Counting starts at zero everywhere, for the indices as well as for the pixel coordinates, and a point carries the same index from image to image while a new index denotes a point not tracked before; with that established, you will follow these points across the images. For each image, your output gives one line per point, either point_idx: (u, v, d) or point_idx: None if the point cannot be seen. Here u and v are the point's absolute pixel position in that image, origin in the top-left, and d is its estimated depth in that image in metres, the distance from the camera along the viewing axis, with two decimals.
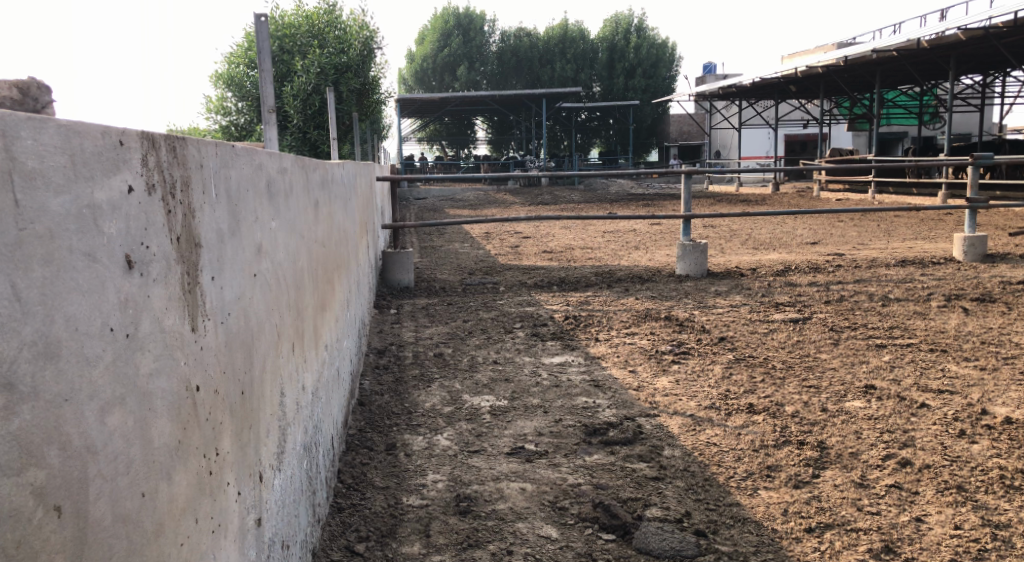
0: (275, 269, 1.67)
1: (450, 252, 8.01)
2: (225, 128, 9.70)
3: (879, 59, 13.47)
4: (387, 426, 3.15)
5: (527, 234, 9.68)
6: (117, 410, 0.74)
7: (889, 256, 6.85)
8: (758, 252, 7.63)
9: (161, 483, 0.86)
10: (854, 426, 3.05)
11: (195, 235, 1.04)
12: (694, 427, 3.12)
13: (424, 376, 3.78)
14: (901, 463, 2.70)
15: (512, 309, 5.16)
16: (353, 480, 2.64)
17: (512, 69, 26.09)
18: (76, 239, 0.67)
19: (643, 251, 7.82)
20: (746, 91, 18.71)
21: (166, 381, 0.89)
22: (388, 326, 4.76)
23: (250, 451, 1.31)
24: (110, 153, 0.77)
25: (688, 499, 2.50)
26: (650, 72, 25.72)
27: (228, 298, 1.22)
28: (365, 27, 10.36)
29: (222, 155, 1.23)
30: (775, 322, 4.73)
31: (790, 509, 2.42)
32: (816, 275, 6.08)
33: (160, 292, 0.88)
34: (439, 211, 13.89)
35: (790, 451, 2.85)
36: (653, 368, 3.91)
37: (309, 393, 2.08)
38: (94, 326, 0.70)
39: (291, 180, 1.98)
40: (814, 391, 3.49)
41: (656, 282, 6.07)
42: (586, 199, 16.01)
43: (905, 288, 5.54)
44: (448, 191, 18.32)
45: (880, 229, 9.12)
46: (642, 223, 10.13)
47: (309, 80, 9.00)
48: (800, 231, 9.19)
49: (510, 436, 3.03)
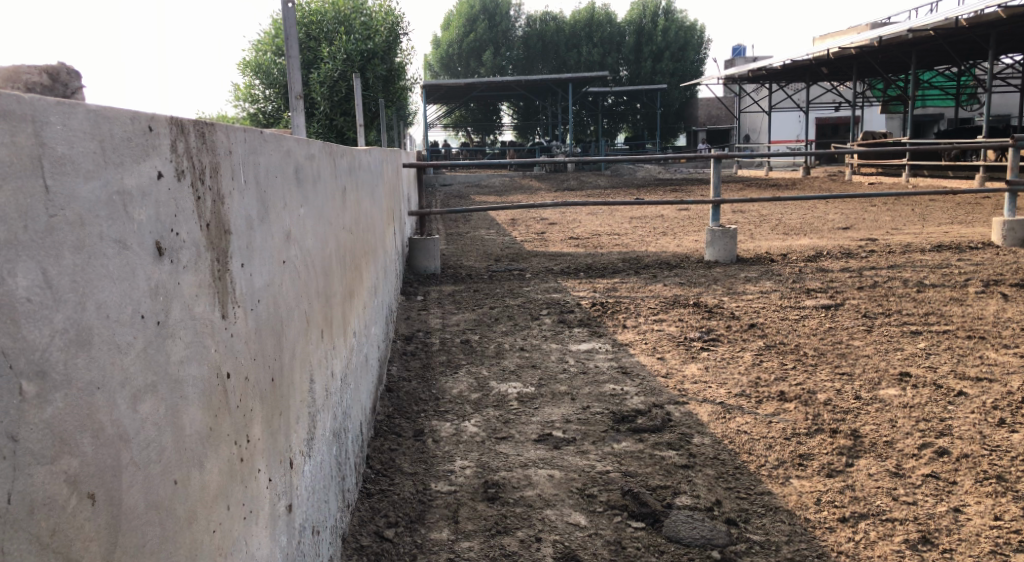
0: (304, 256, 1.67)
1: (477, 238, 8.00)
2: (253, 116, 9.75)
3: (915, 39, 13.15)
4: (415, 412, 3.16)
5: (554, 220, 9.64)
6: (149, 398, 0.74)
7: (923, 241, 6.72)
8: (788, 237, 7.52)
9: (193, 471, 0.86)
10: (889, 415, 2.99)
11: (224, 221, 1.04)
12: (724, 414, 3.08)
13: (451, 363, 3.79)
14: (937, 452, 2.65)
15: (539, 295, 5.14)
16: (382, 465, 2.65)
17: (538, 54, 25.91)
18: (106, 226, 0.67)
19: (671, 237, 7.75)
20: (777, 73, 18.40)
21: (196, 367, 0.89)
22: (415, 313, 4.77)
23: (280, 438, 1.31)
24: (139, 139, 0.76)
25: (719, 487, 2.47)
26: (678, 55, 25.41)
27: (257, 285, 1.21)
28: (391, 13, 10.34)
29: (250, 141, 1.23)
30: (806, 309, 4.66)
31: (823, 498, 2.39)
32: (849, 261, 5.98)
33: (189, 279, 0.88)
34: (465, 197, 13.89)
35: (822, 439, 2.80)
36: (681, 355, 3.87)
37: (338, 379, 2.09)
38: (125, 314, 0.70)
39: (319, 167, 1.98)
40: (847, 378, 3.43)
41: (684, 268, 6.00)
42: (612, 185, 15.89)
43: (941, 273, 5.42)
44: (473, 177, 18.32)
45: (914, 213, 8.95)
46: (669, 209, 10.04)
47: (336, 67, 9.01)
48: (831, 216, 9.05)
49: (538, 423, 3.02)
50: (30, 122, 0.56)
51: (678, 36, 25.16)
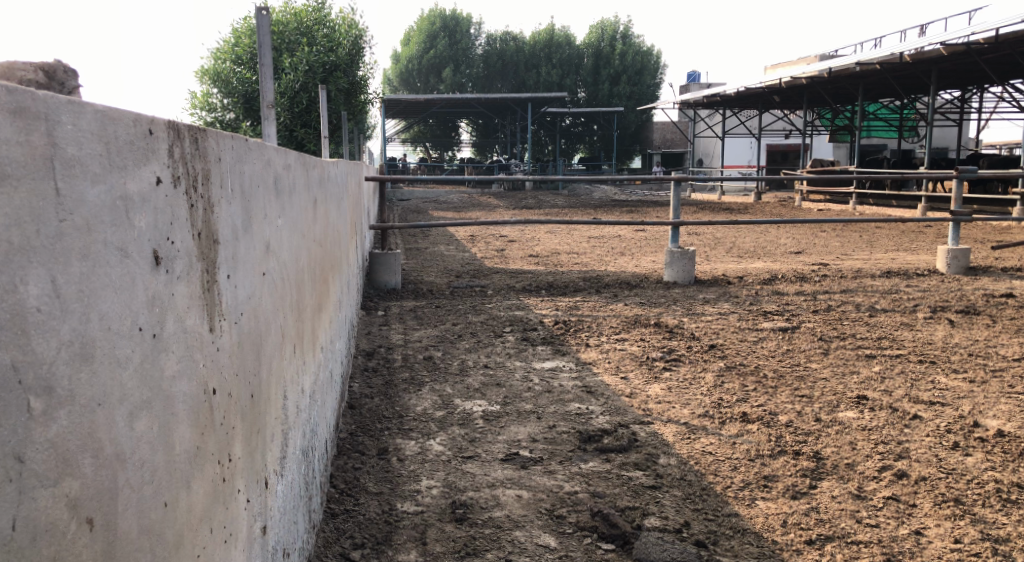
0: (281, 267, 1.62)
1: (436, 254, 7.96)
2: (209, 124, 9.53)
3: (863, 72, 13.61)
4: (379, 430, 3.09)
5: (513, 238, 9.64)
6: (145, 416, 0.69)
7: (873, 267, 6.90)
8: (743, 260, 7.66)
9: (182, 492, 0.81)
10: (848, 437, 3.05)
11: (214, 232, 1.00)
12: (688, 435, 3.10)
13: (414, 379, 3.73)
14: (897, 475, 2.70)
15: (501, 313, 5.12)
16: (346, 485, 2.59)
17: (498, 73, 26.09)
18: (110, 233, 0.63)
19: (629, 258, 7.83)
20: (731, 100, 18.82)
21: (187, 383, 0.84)
22: (376, 328, 4.71)
23: (258, 456, 1.26)
24: (141, 142, 0.72)
25: (687, 509, 2.47)
26: (635, 79, 25.83)
27: (241, 298, 1.17)
28: (354, 26, 10.28)
29: (238, 147, 1.19)
30: (764, 331, 4.74)
31: (789, 520, 2.41)
32: (803, 284, 6.11)
33: (183, 290, 0.84)
34: (423, 212, 13.85)
35: (785, 461, 2.84)
36: (644, 375, 3.89)
37: (308, 394, 2.03)
38: (124, 325, 0.65)
39: (294, 177, 1.93)
40: (807, 400, 3.48)
41: (644, 288, 6.05)
42: (570, 204, 16.00)
43: (891, 299, 5.57)
44: (431, 192, 18.28)
45: (862, 240, 9.21)
46: (627, 231, 10.15)
47: (297, 78, 8.92)
48: (784, 240, 9.26)
49: (504, 442, 2.99)
50: (41, 118, 0.52)
51: (635, 61, 25.59)
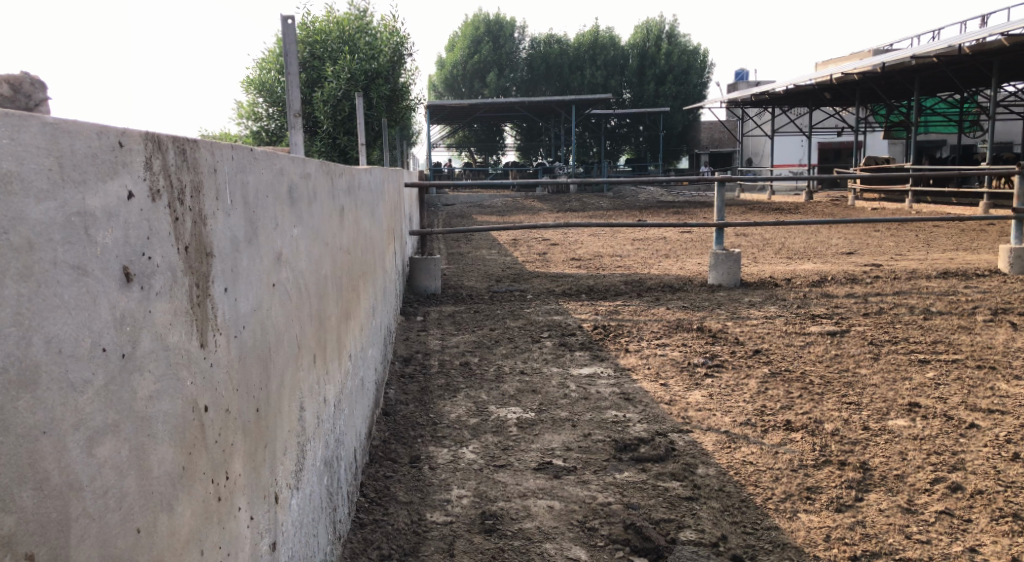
0: (297, 278, 1.60)
1: (478, 258, 7.96)
2: (256, 133, 9.72)
3: (919, 66, 13.16)
4: (412, 437, 3.08)
5: (556, 241, 9.57)
6: (109, 439, 0.67)
7: (929, 267, 6.64)
8: (792, 261, 7.45)
9: (163, 514, 0.79)
10: (898, 447, 2.91)
11: (206, 245, 0.98)
12: (729, 444, 3.00)
13: (449, 386, 3.71)
14: (950, 488, 2.57)
15: (540, 318, 5.07)
16: (377, 494, 2.57)
17: (542, 77, 26.06)
18: (62, 251, 0.61)
19: (673, 260, 7.69)
20: (780, 98, 18.43)
21: (168, 404, 0.82)
22: (414, 334, 4.70)
23: (265, 473, 1.24)
24: (108, 155, 0.70)
25: (724, 521, 2.39)
26: (681, 78, 25.49)
27: (243, 311, 1.15)
28: (396, 33, 10.34)
29: (238, 158, 1.17)
30: (811, 335, 4.59)
31: (832, 534, 2.31)
32: (854, 286, 5.91)
33: (163, 307, 0.81)
34: (467, 217, 13.88)
35: (830, 472, 2.72)
36: (685, 381, 3.79)
37: (331, 406, 2.01)
38: (83, 347, 0.63)
39: (315, 187, 1.92)
40: (855, 408, 3.34)
41: (687, 292, 5.93)
42: (615, 207, 15.86)
43: (948, 301, 5.34)
44: (476, 197, 18.36)
45: (918, 239, 8.88)
46: (672, 233, 10.00)
47: (340, 86, 9.04)
48: (835, 241, 8.99)
49: (537, 450, 2.94)
50: None
51: (681, 60, 25.25)
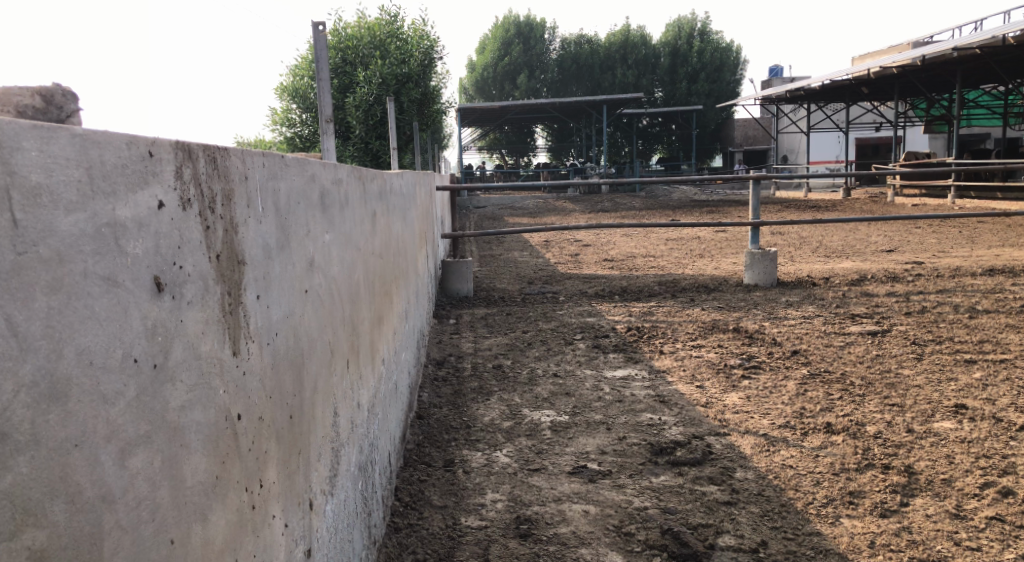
0: (329, 284, 1.61)
1: (510, 261, 7.94)
2: (290, 140, 9.85)
3: (961, 58, 12.83)
4: (446, 441, 3.07)
5: (588, 242, 9.52)
6: (142, 450, 0.66)
7: (973, 264, 6.47)
8: (830, 260, 7.31)
9: (195, 524, 0.78)
10: (945, 450, 2.83)
11: (238, 253, 0.97)
12: (767, 447, 2.94)
13: (483, 389, 3.70)
14: (1001, 493, 2.48)
15: (573, 319, 5.04)
16: (411, 498, 2.56)
17: (572, 77, 26.00)
18: (92, 262, 0.61)
19: (708, 260, 7.61)
20: (816, 94, 18.12)
21: (201, 412, 0.81)
22: (447, 337, 4.70)
23: (299, 479, 1.24)
24: (138, 165, 0.70)
25: (764, 526, 2.34)
26: (714, 76, 25.21)
27: (276, 317, 1.15)
28: (426, 37, 10.37)
29: (269, 166, 1.17)
30: (851, 335, 4.49)
31: (877, 540, 2.25)
32: (895, 285, 5.77)
33: (194, 316, 0.81)
34: (499, 219, 13.89)
35: (874, 476, 2.65)
36: (721, 383, 3.73)
37: (365, 410, 2.01)
38: (114, 358, 0.63)
39: (347, 192, 1.92)
40: (898, 409, 3.26)
41: (722, 292, 5.84)
42: (647, 207, 15.75)
43: (994, 299, 5.19)
44: (507, 199, 18.37)
45: (961, 236, 8.67)
46: (706, 232, 9.89)
47: (371, 91, 9.12)
48: (874, 238, 8.81)
49: (572, 454, 2.91)
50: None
51: (714, 57, 24.97)
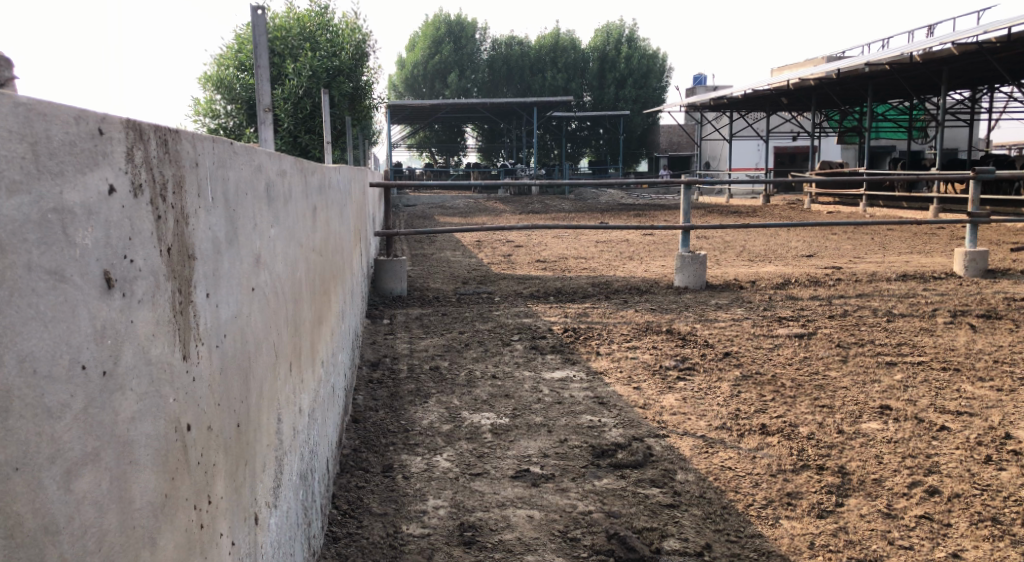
0: (274, 282, 1.51)
1: (443, 260, 7.85)
2: (214, 131, 9.49)
3: (873, 73, 13.44)
4: (384, 445, 2.98)
5: (519, 243, 9.52)
6: (89, 471, 0.57)
7: (888, 270, 6.77)
8: (755, 264, 7.52)
9: (144, 549, 0.69)
10: (874, 450, 2.91)
11: (189, 247, 0.88)
12: (706, 449, 2.97)
13: (420, 391, 3.61)
14: (928, 492, 2.57)
15: (509, 320, 5.00)
16: (349, 505, 2.47)
17: (503, 78, 26.04)
18: (37, 253, 0.52)
19: (638, 262, 7.71)
20: (739, 103, 18.67)
21: (151, 424, 0.72)
22: (381, 337, 4.59)
23: (245, 492, 1.14)
24: (87, 144, 0.61)
25: (707, 529, 2.35)
26: (641, 82, 25.69)
27: (224, 318, 1.06)
28: (358, 30, 10.15)
29: (219, 153, 1.08)
30: (779, 337, 4.61)
31: (816, 541, 2.29)
32: (817, 289, 5.97)
33: (145, 316, 0.72)
34: (429, 218, 13.76)
35: (809, 476, 2.71)
36: (658, 385, 3.75)
37: (306, 416, 1.91)
38: (59, 365, 0.54)
39: (290, 185, 1.82)
40: (828, 410, 3.35)
41: (654, 294, 5.91)
42: (577, 209, 15.93)
43: (908, 303, 5.43)
44: (437, 198, 18.23)
45: (875, 243, 9.06)
46: (635, 234, 10.07)
47: (301, 83, 8.89)
48: (794, 243, 9.12)
49: (513, 458, 2.87)
50: None
51: (641, 64, 25.40)
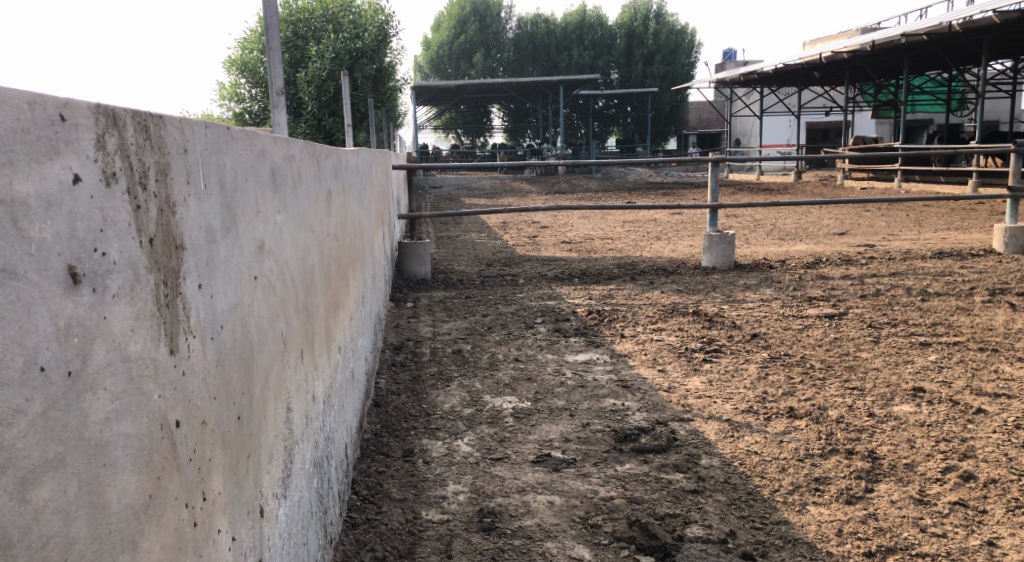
0: (281, 269, 1.48)
1: (468, 242, 7.82)
2: (239, 115, 9.54)
3: (909, 44, 13.04)
4: (405, 429, 2.97)
5: (545, 224, 9.44)
6: (50, 478, 0.55)
7: (923, 247, 6.59)
8: (785, 243, 7.37)
9: (124, 554, 0.67)
10: (906, 434, 2.83)
11: (177, 236, 0.85)
12: (732, 433, 2.91)
13: (442, 375, 3.60)
14: (963, 477, 2.49)
15: (532, 303, 4.96)
16: (369, 491, 2.46)
17: (528, 57, 25.82)
18: None
19: (665, 242, 7.60)
20: (770, 78, 18.29)
21: (129, 425, 0.69)
22: (404, 321, 4.57)
23: (248, 486, 1.12)
24: (46, 132, 0.58)
25: (732, 516, 2.30)
26: (669, 58, 25.30)
27: (221, 309, 1.03)
28: (381, 11, 10.10)
29: (212, 137, 1.04)
30: (809, 318, 4.50)
31: (845, 528, 2.22)
32: (849, 268, 5.82)
33: (122, 311, 0.69)
34: (455, 199, 13.74)
35: (838, 461, 2.64)
36: (683, 368, 3.69)
37: (320, 404, 1.89)
38: (11, 368, 0.51)
39: (300, 170, 1.79)
40: (858, 393, 3.26)
41: (681, 275, 5.82)
42: (604, 188, 15.78)
43: (945, 281, 5.27)
44: (464, 179, 18.16)
45: (910, 219, 8.83)
46: (662, 214, 9.94)
47: (324, 66, 8.88)
48: (826, 221, 8.92)
49: (535, 442, 2.83)
50: None
51: (669, 40, 25.00)
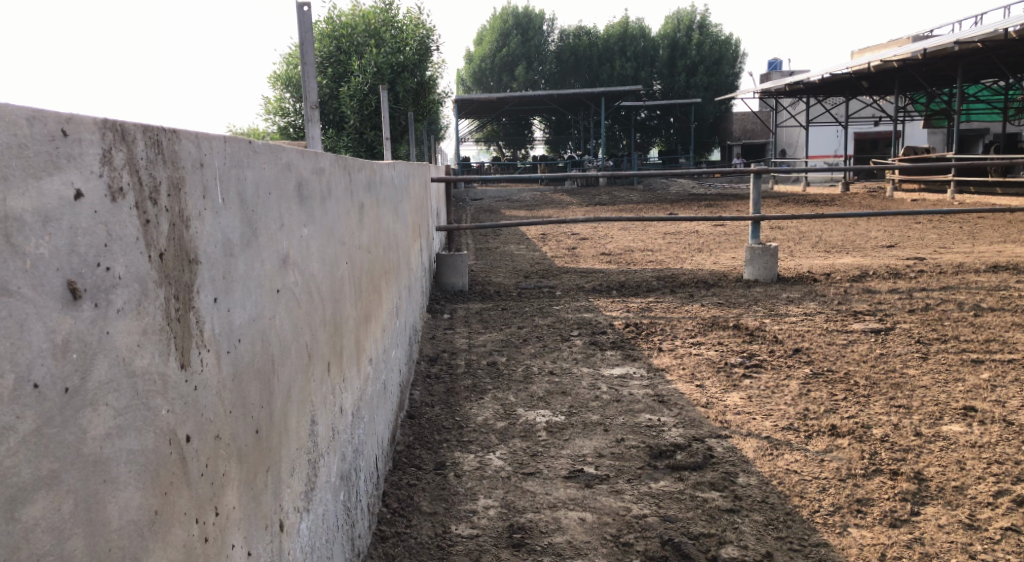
0: (306, 281, 1.48)
1: (508, 254, 7.82)
2: (283, 129, 9.72)
3: (962, 51, 12.68)
4: (437, 442, 2.96)
5: (585, 236, 9.39)
6: (42, 495, 0.55)
7: (977, 260, 6.37)
8: (830, 255, 7.20)
9: None
10: (955, 455, 2.72)
11: (190, 250, 0.86)
12: (771, 451, 2.83)
13: (476, 387, 3.58)
14: (1016, 502, 2.37)
15: (569, 315, 4.92)
16: (399, 504, 2.45)
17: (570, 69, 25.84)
18: None
19: (707, 254, 7.49)
20: (816, 88, 17.97)
21: (133, 440, 0.69)
22: (440, 332, 4.58)
23: (266, 500, 1.12)
24: (46, 146, 0.58)
25: (768, 537, 2.23)
26: (713, 68, 25.05)
27: (238, 323, 1.03)
28: (422, 26, 10.20)
29: (232, 151, 1.04)
30: (854, 333, 4.38)
31: (887, 553, 2.14)
32: (897, 281, 5.66)
33: (126, 326, 0.69)
34: (495, 211, 13.77)
35: (881, 482, 2.54)
36: (722, 383, 3.61)
37: (348, 415, 1.89)
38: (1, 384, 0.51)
39: (330, 182, 1.80)
40: (905, 411, 3.15)
41: (722, 288, 5.72)
42: (645, 200, 15.65)
43: (999, 296, 5.08)
44: (505, 191, 18.18)
45: (963, 232, 8.55)
46: (705, 225, 9.81)
47: (366, 80, 8.99)
48: (874, 233, 8.70)
49: (568, 457, 2.80)
50: None
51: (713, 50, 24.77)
